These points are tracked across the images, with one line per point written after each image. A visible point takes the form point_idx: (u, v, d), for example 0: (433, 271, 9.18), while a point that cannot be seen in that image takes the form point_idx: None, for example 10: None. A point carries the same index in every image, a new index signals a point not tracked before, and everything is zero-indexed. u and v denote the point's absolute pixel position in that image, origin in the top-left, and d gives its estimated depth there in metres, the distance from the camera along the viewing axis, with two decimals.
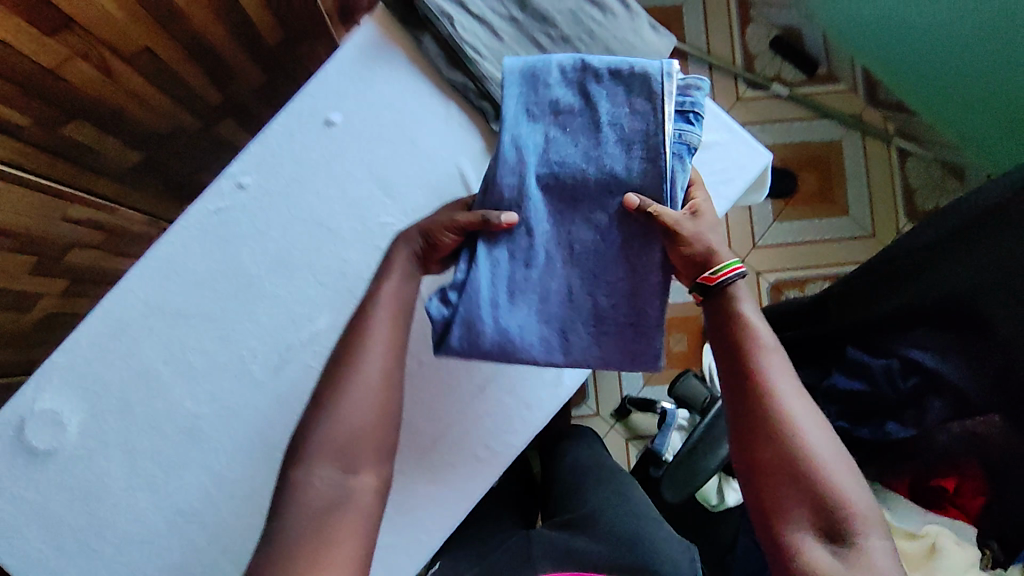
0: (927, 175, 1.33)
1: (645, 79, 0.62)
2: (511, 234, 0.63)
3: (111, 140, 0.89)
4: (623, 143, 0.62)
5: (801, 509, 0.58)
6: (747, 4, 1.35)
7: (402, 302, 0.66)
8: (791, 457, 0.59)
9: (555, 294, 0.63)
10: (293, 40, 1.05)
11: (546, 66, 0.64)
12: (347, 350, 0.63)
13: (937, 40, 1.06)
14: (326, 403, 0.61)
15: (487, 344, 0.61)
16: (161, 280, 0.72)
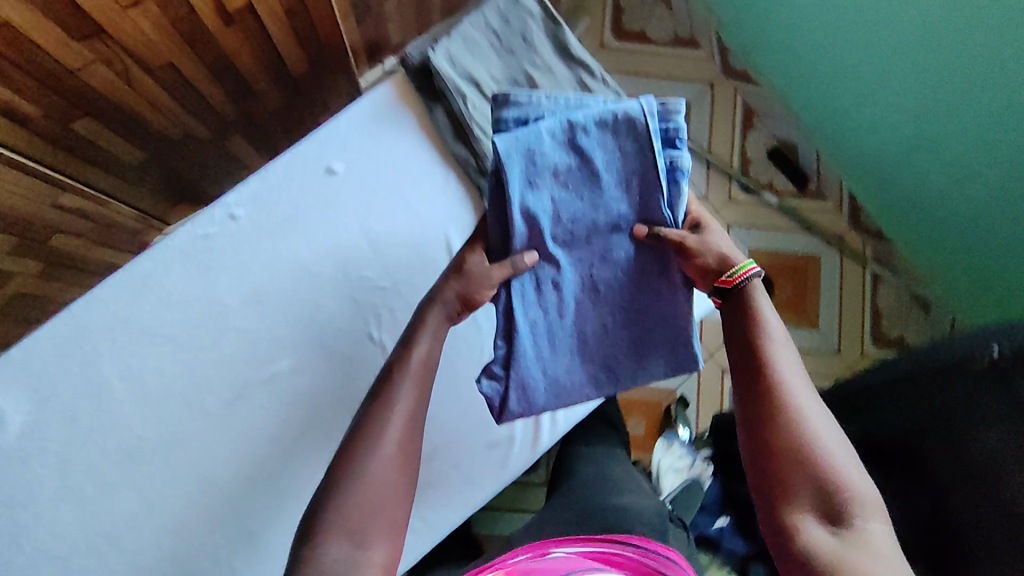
0: (895, 301, 1.36)
1: (630, 126, 0.65)
2: (542, 294, 0.69)
3: (118, 138, 0.90)
4: (620, 184, 0.67)
5: (805, 493, 0.52)
6: (752, 110, 1.40)
7: (420, 367, 0.62)
8: (792, 438, 0.54)
9: (592, 335, 0.72)
10: (318, 73, 1.06)
11: (534, 131, 0.65)
12: (362, 423, 0.58)
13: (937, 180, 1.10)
14: (337, 480, 0.55)
15: (541, 400, 0.69)
16: (134, 294, 0.72)
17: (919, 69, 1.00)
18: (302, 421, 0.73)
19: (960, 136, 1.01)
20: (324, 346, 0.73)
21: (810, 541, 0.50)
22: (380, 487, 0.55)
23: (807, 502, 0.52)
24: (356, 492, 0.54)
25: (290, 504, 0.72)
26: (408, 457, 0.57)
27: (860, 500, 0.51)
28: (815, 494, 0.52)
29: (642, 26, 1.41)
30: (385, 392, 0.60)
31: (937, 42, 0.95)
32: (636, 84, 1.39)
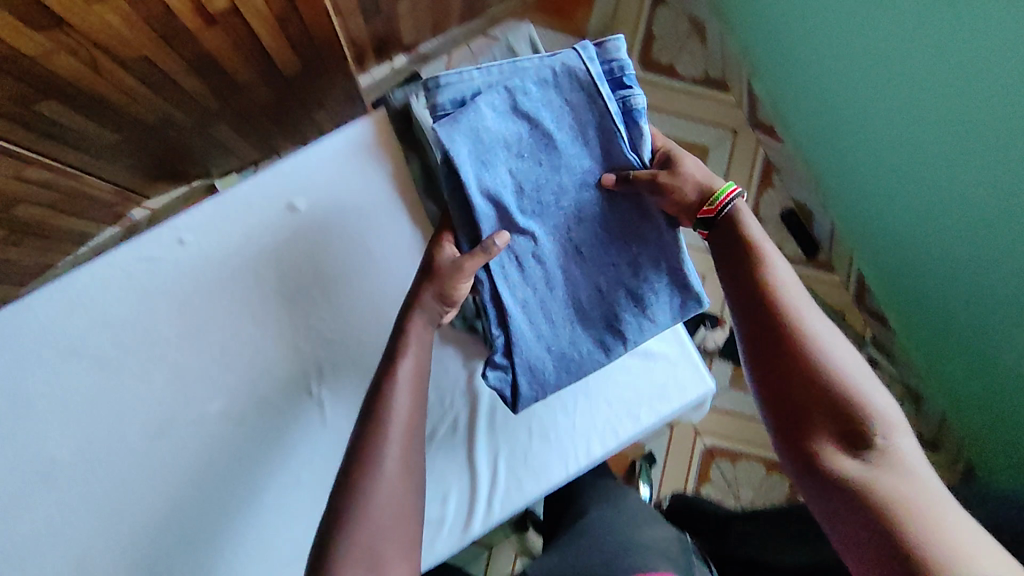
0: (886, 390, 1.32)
1: (570, 75, 0.63)
2: (524, 271, 0.66)
3: (88, 120, 0.84)
4: (577, 139, 0.65)
5: (828, 421, 0.50)
6: (772, 167, 1.35)
7: (412, 390, 0.60)
8: (805, 366, 0.52)
9: (586, 299, 0.68)
10: (311, 73, 0.98)
11: (473, 109, 0.63)
12: (358, 457, 0.56)
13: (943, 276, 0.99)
14: (338, 526, 0.52)
15: (549, 380, 0.67)
16: (68, 309, 0.68)
17: (933, 178, 0.91)
18: (225, 468, 0.68)
19: (961, 259, 0.93)
20: (259, 395, 0.70)
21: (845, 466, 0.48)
22: (383, 522, 0.53)
23: (833, 429, 0.50)
24: (359, 534, 0.51)
25: (198, 556, 0.67)
26: (408, 486, 0.55)
27: (883, 421, 0.49)
28: (840, 419, 0.50)
29: (672, 59, 1.35)
30: (378, 424, 0.57)
31: (953, 161, 0.86)
32: (655, 120, 1.34)
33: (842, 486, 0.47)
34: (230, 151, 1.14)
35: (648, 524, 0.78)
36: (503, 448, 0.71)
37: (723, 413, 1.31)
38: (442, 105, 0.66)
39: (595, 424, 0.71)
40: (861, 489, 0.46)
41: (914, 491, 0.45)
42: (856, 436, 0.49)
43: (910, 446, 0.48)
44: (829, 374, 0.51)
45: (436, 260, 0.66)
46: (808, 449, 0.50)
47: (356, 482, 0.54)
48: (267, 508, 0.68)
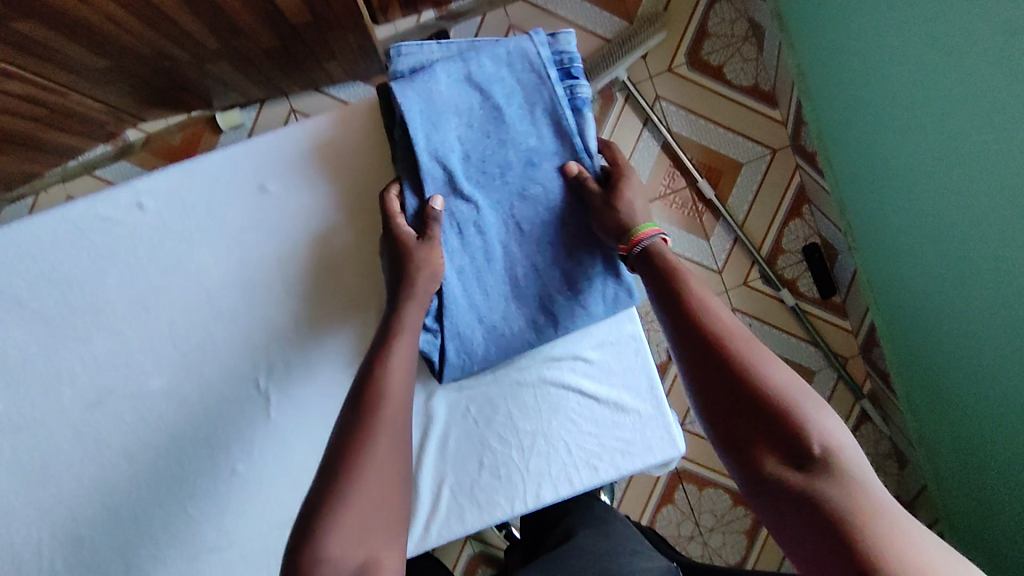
0: (874, 446, 1.29)
1: (521, 60, 0.63)
2: (465, 239, 0.64)
3: (72, 41, 0.78)
4: (526, 116, 0.64)
5: (776, 447, 0.47)
6: (805, 197, 1.26)
7: (401, 403, 0.55)
8: (744, 397, 0.49)
9: (525, 277, 0.65)
10: (322, 25, 0.90)
11: (429, 75, 0.63)
12: (339, 469, 0.50)
13: (961, 348, 0.94)
14: (309, 543, 0.47)
15: (479, 352, 0.64)
16: (16, 258, 0.64)
17: (986, 254, 0.83)
18: (160, 449, 0.65)
19: (995, 345, 0.86)
20: (204, 380, 0.66)
21: (798, 485, 0.45)
22: (361, 537, 0.48)
23: (778, 450, 0.47)
24: (335, 551, 0.47)
25: (122, 529, 0.65)
26: (387, 501, 0.50)
27: (826, 431, 0.47)
28: (782, 438, 0.48)
29: (722, 61, 1.24)
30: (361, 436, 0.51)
31: (1002, 247, 0.79)
32: (690, 123, 1.25)
33: (801, 509, 0.45)
34: (234, 88, 1.08)
35: (636, 553, 0.73)
36: (449, 477, 0.66)
37: (702, 440, 1.27)
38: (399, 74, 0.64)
39: (550, 466, 0.67)
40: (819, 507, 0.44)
41: (867, 503, 0.43)
42: (802, 452, 0.47)
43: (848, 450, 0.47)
44: (764, 392, 0.49)
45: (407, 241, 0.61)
46: (760, 476, 0.47)
47: (333, 496, 0.49)
48: (199, 494, 0.65)
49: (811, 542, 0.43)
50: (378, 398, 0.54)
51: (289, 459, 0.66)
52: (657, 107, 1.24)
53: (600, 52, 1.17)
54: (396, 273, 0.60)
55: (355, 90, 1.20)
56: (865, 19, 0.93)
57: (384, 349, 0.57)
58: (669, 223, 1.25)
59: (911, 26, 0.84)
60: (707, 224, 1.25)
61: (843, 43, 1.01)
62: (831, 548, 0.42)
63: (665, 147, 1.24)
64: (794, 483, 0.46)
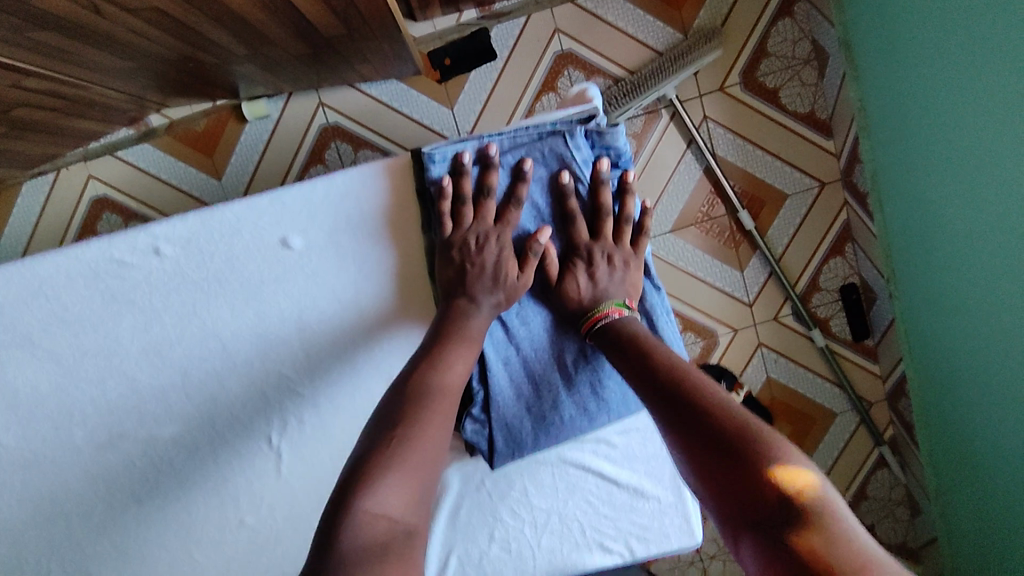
0: (886, 493, 1.26)
1: (559, 162, 0.64)
2: (510, 330, 0.63)
3: (94, 47, 0.74)
4: (564, 212, 0.64)
5: (755, 515, 0.42)
6: (848, 235, 1.20)
7: (454, 393, 0.55)
8: (715, 468, 0.45)
9: (575, 364, 0.63)
10: (355, 36, 0.85)
11: (462, 167, 0.62)
12: (385, 437, 0.50)
13: (993, 424, 0.90)
14: (351, 497, 0.45)
15: (529, 443, 0.61)
16: (26, 296, 0.61)
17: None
18: (169, 492, 0.64)
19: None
20: (214, 430, 0.64)
21: (766, 537, 0.40)
22: (409, 501, 0.47)
23: (740, 500, 0.43)
24: (379, 508, 0.45)
25: (133, 566, 0.65)
26: (431, 476, 0.50)
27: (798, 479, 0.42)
28: (742, 487, 0.43)
29: (779, 84, 1.16)
30: (415, 409, 0.52)
31: None
32: (737, 148, 1.18)
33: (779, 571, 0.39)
34: (261, 83, 1.03)
35: None
36: (459, 547, 0.65)
37: None
38: (435, 172, 0.62)
39: (562, 545, 0.65)
40: (788, 559, 0.38)
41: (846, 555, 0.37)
42: (764, 500, 0.41)
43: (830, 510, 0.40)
44: (733, 450, 0.44)
45: (500, 240, 0.62)
46: (742, 542, 0.42)
47: (382, 458, 0.48)
48: (206, 541, 0.65)
49: None
50: (431, 385, 0.54)
51: (297, 511, 0.65)
52: (703, 128, 1.17)
53: (650, 66, 1.10)
54: (463, 269, 0.60)
55: (388, 88, 1.14)
56: (935, 72, 0.86)
57: (447, 353, 0.56)
58: (703, 251, 1.20)
59: (983, 88, 0.78)
60: (742, 254, 1.20)
61: (908, 88, 0.94)
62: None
63: (707, 172, 1.17)
64: (778, 548, 0.39)
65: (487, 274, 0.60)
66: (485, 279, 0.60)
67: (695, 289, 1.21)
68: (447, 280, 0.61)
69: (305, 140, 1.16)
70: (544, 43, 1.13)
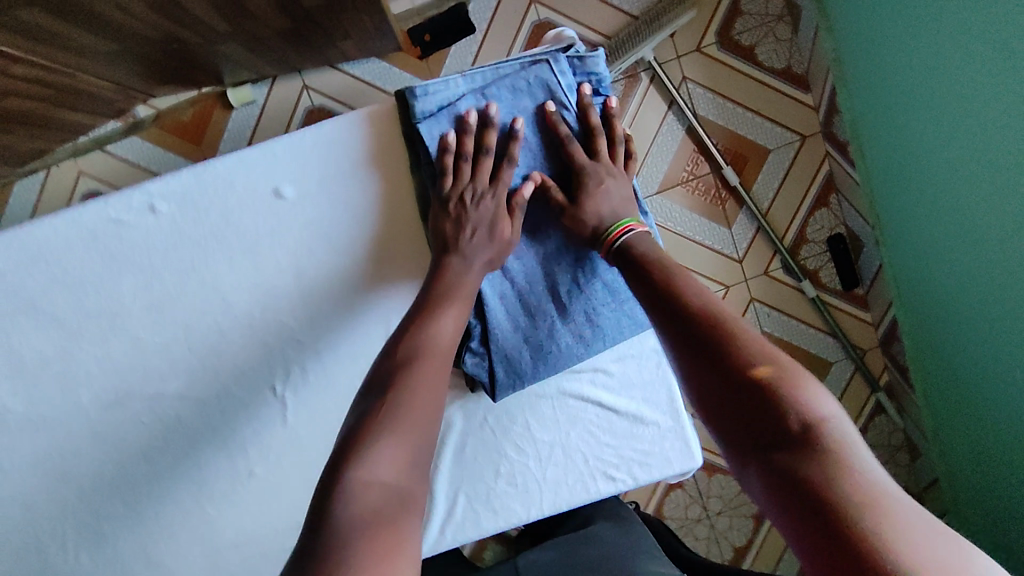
0: (885, 438, 1.28)
1: (545, 91, 0.64)
2: (505, 265, 0.64)
3: (78, 28, 0.76)
4: (554, 140, 0.65)
5: (761, 434, 0.42)
6: (832, 186, 1.22)
7: (439, 361, 0.55)
8: (729, 388, 0.45)
9: (569, 294, 0.64)
10: (336, 8, 0.87)
11: (452, 109, 0.62)
12: (374, 406, 0.50)
13: (981, 354, 0.92)
14: (344, 463, 0.46)
15: (528, 373, 0.63)
16: (26, 261, 0.62)
17: (1008, 261, 0.81)
18: (177, 447, 0.66)
19: (1016, 352, 0.84)
20: (220, 384, 0.65)
21: (772, 460, 0.41)
22: (406, 459, 0.47)
23: (749, 425, 0.43)
24: (372, 476, 0.45)
25: (145, 524, 0.66)
26: (427, 433, 0.50)
27: (808, 404, 0.43)
28: (753, 413, 0.43)
29: (754, 42, 1.19)
30: (403, 373, 0.53)
31: None
32: (717, 107, 1.20)
33: (776, 490, 0.40)
34: (245, 67, 1.05)
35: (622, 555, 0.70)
36: (465, 485, 0.66)
37: None
38: (423, 109, 0.62)
39: (567, 475, 0.67)
40: (789, 475, 0.39)
41: (850, 473, 0.38)
42: (776, 425, 0.42)
43: (836, 433, 0.41)
44: (747, 373, 0.45)
45: (496, 197, 0.62)
46: (740, 460, 0.43)
47: (368, 429, 0.48)
48: (218, 494, 0.66)
49: (791, 522, 0.38)
50: (414, 352, 0.54)
51: (304, 458, 0.67)
52: (683, 90, 1.19)
53: (626, 31, 1.12)
54: (459, 227, 0.61)
55: (370, 68, 1.17)
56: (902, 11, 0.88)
57: (427, 319, 0.57)
58: (690, 210, 1.22)
59: (948, 20, 0.80)
60: (729, 211, 1.22)
61: (878, 31, 0.96)
62: (807, 535, 0.37)
63: (689, 132, 1.19)
64: (780, 465, 0.40)
65: (482, 230, 0.61)
66: (479, 236, 0.61)
67: (687, 249, 1.23)
68: (443, 235, 0.61)
69: (293, 123, 1.18)
70: (521, 15, 1.15)
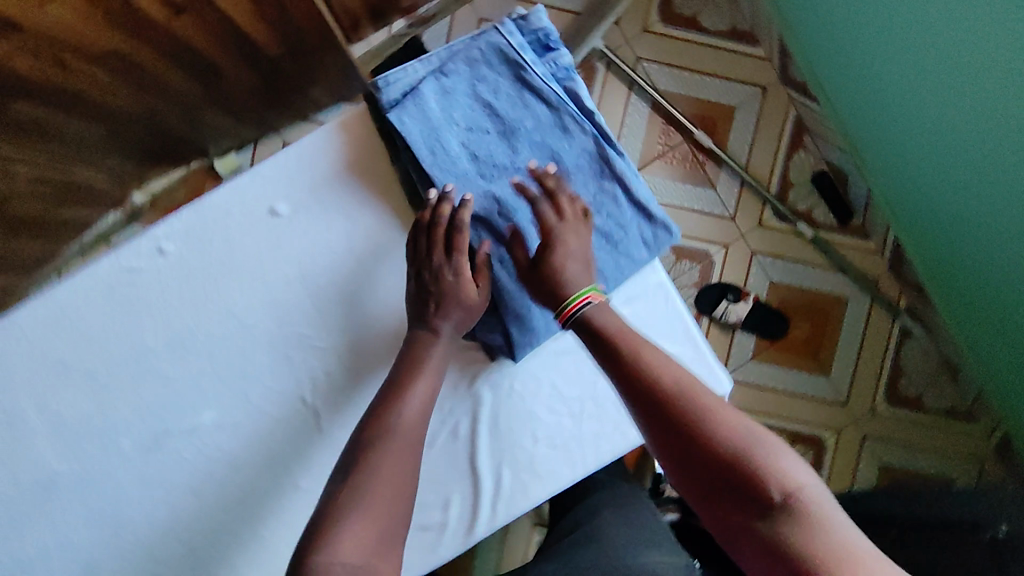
0: (921, 362, 1.26)
1: (498, 55, 0.64)
2: (497, 231, 0.63)
3: (66, 115, 0.81)
4: (519, 100, 0.64)
5: (741, 504, 0.45)
6: (803, 128, 1.25)
7: (411, 435, 0.56)
8: (700, 460, 0.47)
9: None
10: (299, 53, 0.93)
11: (416, 92, 0.62)
12: (344, 479, 0.52)
13: (986, 249, 0.93)
14: (306, 558, 0.47)
15: (541, 329, 0.65)
16: (54, 324, 0.66)
17: (994, 144, 0.81)
18: (222, 476, 0.67)
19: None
20: (251, 406, 0.67)
21: (760, 532, 0.44)
22: (368, 544, 0.48)
23: (734, 499, 0.46)
24: (338, 557, 0.47)
25: (204, 561, 0.66)
26: (394, 514, 0.51)
27: (778, 470, 0.45)
28: (733, 485, 0.46)
29: (696, 13, 1.25)
30: (371, 453, 0.54)
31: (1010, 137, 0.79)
32: (676, 79, 1.25)
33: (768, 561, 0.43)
34: (226, 135, 1.11)
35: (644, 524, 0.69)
36: (506, 457, 0.67)
37: (747, 390, 1.26)
38: (388, 100, 0.63)
39: (603, 426, 0.68)
40: (777, 549, 0.43)
41: (833, 543, 0.42)
42: (757, 496, 0.45)
43: (808, 497, 0.44)
44: (716, 445, 0.47)
45: (458, 272, 0.61)
46: (726, 531, 0.46)
47: (338, 506, 0.50)
48: (269, 515, 0.67)
49: None
50: (387, 426, 0.56)
51: None
52: (640, 69, 1.24)
53: (573, 26, 1.18)
54: (423, 304, 0.62)
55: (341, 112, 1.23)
56: None
57: (405, 384, 0.59)
58: (673, 180, 1.25)
59: None
60: (710, 174, 1.25)
61: None
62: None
63: (655, 108, 1.24)
64: (765, 537, 0.44)
65: (446, 306, 0.61)
66: (444, 309, 0.61)
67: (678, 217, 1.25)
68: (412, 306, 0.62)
69: None
70: None
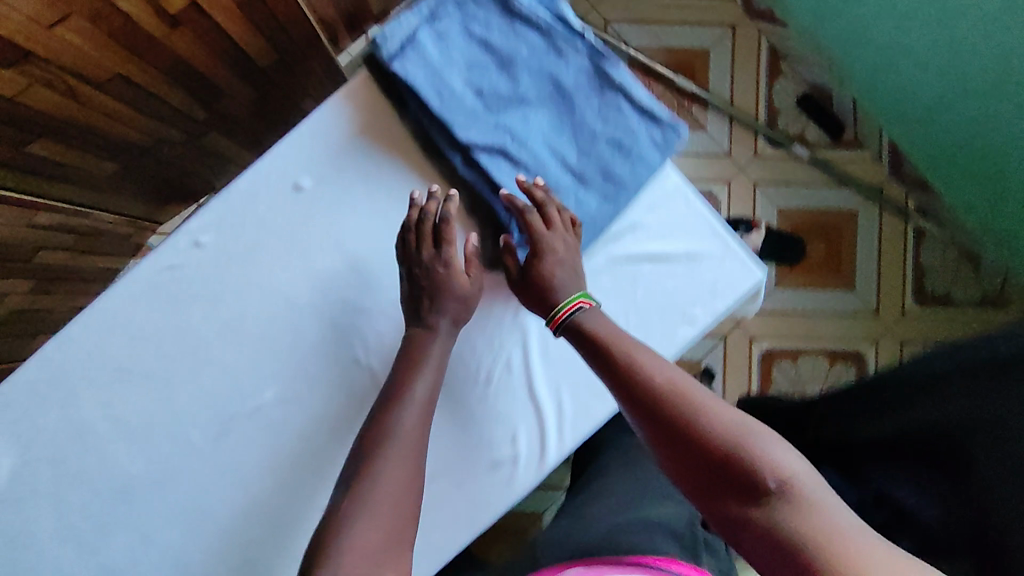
0: (942, 258, 1.27)
1: None
2: (514, 158, 0.65)
3: (82, 153, 0.83)
4: (512, 31, 0.66)
5: (737, 491, 0.48)
6: (778, 56, 1.28)
7: (415, 436, 0.58)
8: (698, 453, 0.50)
9: (580, 164, 0.67)
10: (288, 61, 0.98)
11: (411, 40, 0.64)
12: (354, 478, 0.55)
13: (988, 124, 0.95)
14: (317, 557, 0.50)
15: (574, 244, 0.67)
16: (107, 333, 0.67)
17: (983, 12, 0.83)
18: (292, 449, 0.69)
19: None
20: (308, 376, 0.69)
21: (755, 519, 0.46)
22: (375, 544, 0.51)
23: (732, 490, 0.48)
24: (346, 561, 0.49)
25: (288, 531, 0.68)
26: (401, 516, 0.54)
27: (772, 460, 0.48)
28: (730, 477, 0.48)
29: None
30: (375, 455, 0.56)
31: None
32: (646, 33, 1.29)
33: (764, 548, 0.45)
34: (230, 162, 1.14)
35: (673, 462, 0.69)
36: (564, 380, 0.69)
37: (776, 318, 1.27)
38: (388, 52, 0.63)
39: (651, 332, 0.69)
40: (771, 535, 0.45)
41: (831, 522, 0.43)
42: (753, 485, 0.47)
43: (803, 485, 0.46)
44: (712, 438, 0.50)
45: (449, 264, 0.65)
46: (726, 522, 0.48)
47: (345, 506, 0.53)
48: None
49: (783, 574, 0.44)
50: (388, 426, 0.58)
51: None
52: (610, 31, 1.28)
53: None
54: (421, 295, 0.65)
55: None
56: None
57: (407, 380, 0.62)
58: None
59: None
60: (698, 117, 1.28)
61: None
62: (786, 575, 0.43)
63: (632, 63, 1.28)
64: (761, 524, 0.46)
65: (440, 299, 0.64)
66: (438, 304, 0.64)
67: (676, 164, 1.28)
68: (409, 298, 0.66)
69: None
70: None
